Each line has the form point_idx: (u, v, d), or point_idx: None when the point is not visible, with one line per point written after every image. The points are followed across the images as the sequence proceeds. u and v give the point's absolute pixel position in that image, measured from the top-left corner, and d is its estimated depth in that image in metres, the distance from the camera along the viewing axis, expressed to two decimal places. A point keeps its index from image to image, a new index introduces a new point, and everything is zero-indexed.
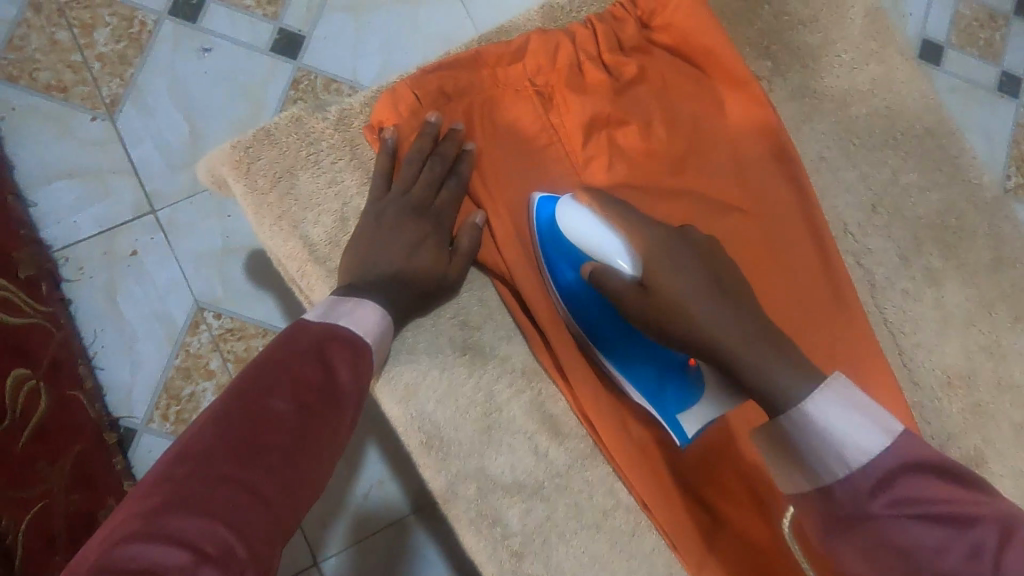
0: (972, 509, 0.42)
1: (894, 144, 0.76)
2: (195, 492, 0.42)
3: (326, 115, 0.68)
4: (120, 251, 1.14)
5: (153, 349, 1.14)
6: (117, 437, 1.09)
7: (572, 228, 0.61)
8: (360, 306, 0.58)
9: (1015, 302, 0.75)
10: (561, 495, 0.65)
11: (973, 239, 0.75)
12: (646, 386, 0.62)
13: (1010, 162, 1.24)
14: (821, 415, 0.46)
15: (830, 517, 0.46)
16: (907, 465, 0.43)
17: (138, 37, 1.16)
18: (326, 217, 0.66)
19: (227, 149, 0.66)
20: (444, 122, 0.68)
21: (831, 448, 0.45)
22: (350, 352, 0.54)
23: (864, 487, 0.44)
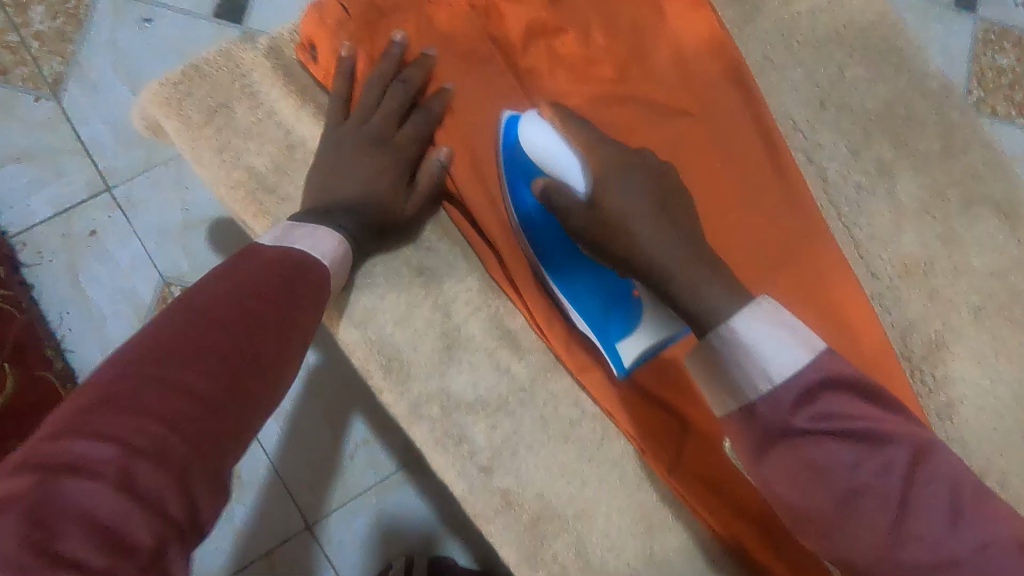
0: (888, 429, 0.43)
1: (839, 39, 0.75)
2: (127, 391, 0.39)
3: (255, 45, 0.66)
4: (77, 231, 1.11)
5: (121, 328, 1.11)
6: None
7: (529, 138, 0.60)
8: (317, 231, 0.57)
9: (967, 188, 0.75)
10: (526, 409, 0.66)
11: (923, 128, 0.75)
12: (591, 309, 0.63)
13: (971, 77, 1.20)
14: (746, 329, 0.45)
15: (756, 428, 0.45)
16: (833, 379, 0.44)
17: (74, 12, 1.13)
18: (268, 147, 0.65)
19: (156, 89, 0.64)
20: (377, 39, 0.64)
21: (751, 359, 0.44)
22: (305, 271, 0.52)
23: (785, 403, 0.43)
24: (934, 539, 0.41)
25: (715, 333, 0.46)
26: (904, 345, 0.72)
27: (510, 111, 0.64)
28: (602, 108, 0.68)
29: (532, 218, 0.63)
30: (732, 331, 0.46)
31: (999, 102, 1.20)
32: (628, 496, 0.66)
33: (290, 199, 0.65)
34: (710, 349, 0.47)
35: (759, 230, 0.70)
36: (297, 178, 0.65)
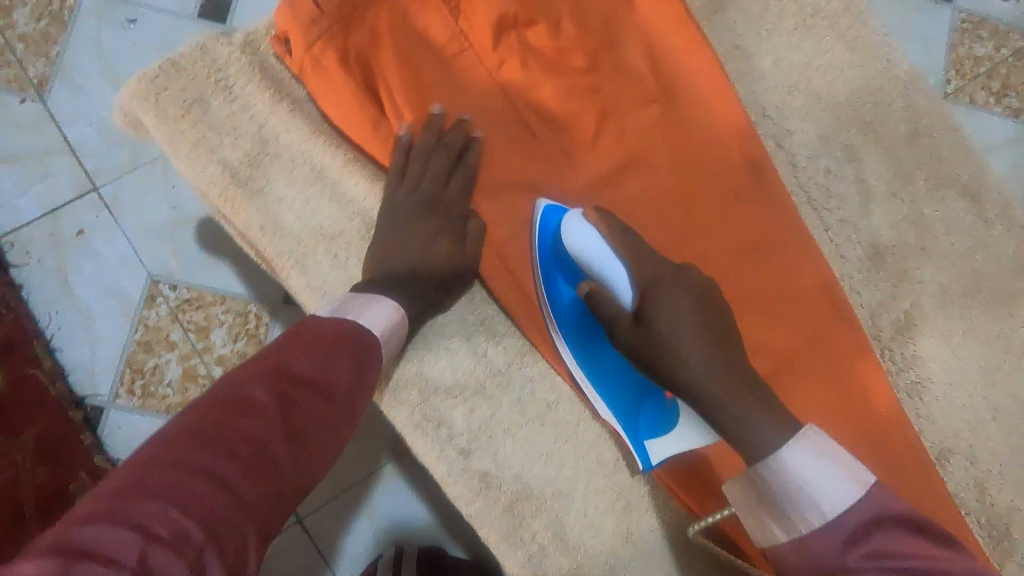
0: (947, 566, 0.45)
1: (806, 27, 0.76)
2: (161, 474, 0.42)
3: (231, 40, 0.67)
4: (65, 231, 1.12)
5: (111, 326, 1.12)
6: (83, 414, 1.08)
7: (574, 245, 0.62)
8: (375, 302, 0.60)
9: (933, 172, 0.77)
10: (503, 393, 0.67)
11: (890, 113, 0.77)
12: (619, 402, 0.65)
13: (948, 68, 1.17)
14: (795, 468, 0.49)
15: (806, 563, 0.48)
16: (887, 520, 0.46)
17: (59, 14, 1.14)
18: (243, 141, 0.66)
19: (134, 83, 0.66)
20: (350, 34, 0.64)
21: (802, 493, 0.48)
22: (349, 349, 0.55)
23: (838, 540, 0.47)
24: None
25: (762, 468, 0.51)
26: (873, 325, 0.74)
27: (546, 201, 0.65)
28: (570, 103, 0.70)
29: (566, 312, 0.65)
30: (782, 463, 0.49)
31: (977, 91, 1.17)
32: (605, 477, 0.67)
33: (262, 192, 0.66)
34: (759, 475, 0.51)
35: (727, 217, 0.71)
36: (268, 171, 0.66)
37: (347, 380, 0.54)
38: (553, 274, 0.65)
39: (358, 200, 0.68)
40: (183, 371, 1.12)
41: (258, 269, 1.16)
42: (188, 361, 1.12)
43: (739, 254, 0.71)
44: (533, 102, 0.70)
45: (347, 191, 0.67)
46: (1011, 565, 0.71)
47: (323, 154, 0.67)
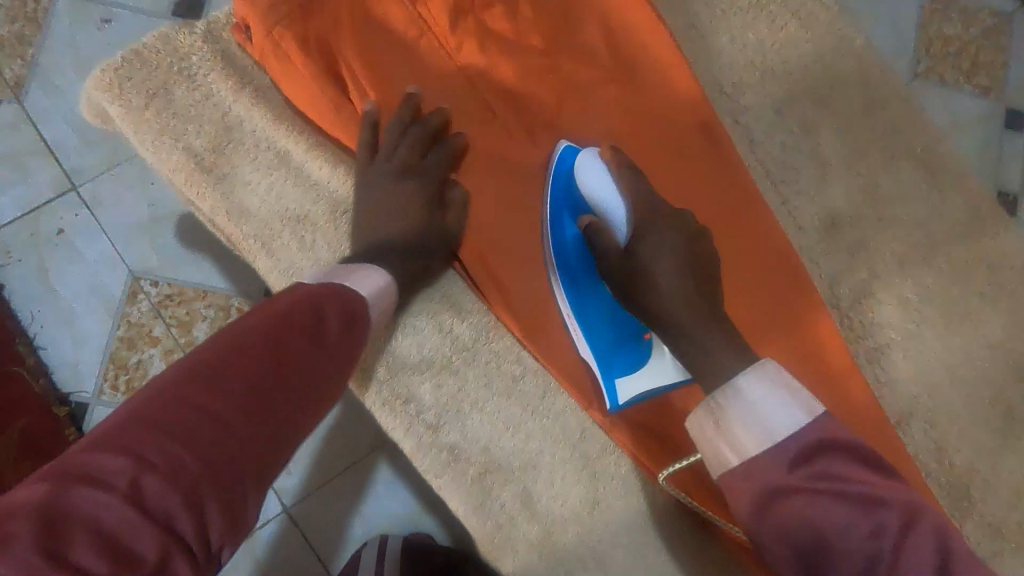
0: (882, 493, 0.42)
1: (759, 6, 0.78)
2: (157, 407, 0.39)
3: (193, 29, 0.68)
4: (45, 231, 1.13)
5: (91, 324, 1.13)
6: (68, 410, 1.10)
7: (585, 181, 0.66)
8: (367, 270, 0.58)
9: (887, 144, 0.79)
10: (469, 368, 0.69)
11: (843, 88, 0.79)
12: (601, 340, 0.66)
13: (918, 47, 1.14)
14: (745, 387, 0.51)
15: (747, 486, 0.47)
16: (828, 446, 0.46)
17: (34, 15, 1.15)
18: (207, 128, 0.67)
19: (98, 74, 0.67)
20: (309, 19, 0.66)
21: (748, 408, 0.49)
22: (344, 301, 0.52)
23: (781, 458, 0.46)
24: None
25: (718, 395, 0.52)
26: (833, 294, 0.76)
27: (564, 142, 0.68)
28: (529, 83, 0.71)
29: (566, 248, 0.66)
30: (734, 388, 0.51)
31: (949, 71, 1.15)
32: (571, 447, 0.69)
33: (227, 177, 0.67)
34: (713, 400, 0.52)
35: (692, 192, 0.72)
36: (233, 157, 0.68)
37: (340, 332, 0.50)
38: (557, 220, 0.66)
39: (323, 183, 0.69)
40: (166, 366, 1.13)
41: (237, 262, 1.16)
42: (171, 356, 1.13)
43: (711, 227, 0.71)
44: (493, 84, 0.70)
45: (311, 174, 0.68)
46: (970, 522, 0.73)
47: (286, 139, 0.68)
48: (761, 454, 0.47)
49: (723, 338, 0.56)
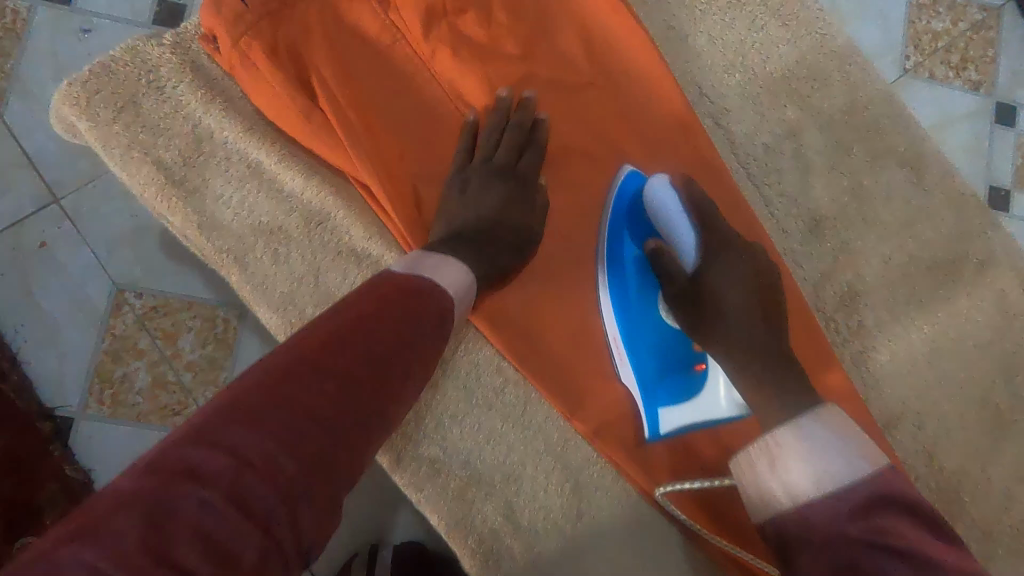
0: (944, 559, 0.40)
1: (739, 6, 0.77)
2: (258, 406, 0.41)
3: (161, 41, 0.67)
4: (27, 244, 1.10)
5: (77, 335, 1.10)
6: (53, 427, 1.06)
7: (654, 206, 0.65)
8: (446, 263, 0.57)
9: (871, 143, 0.78)
10: (449, 380, 0.68)
11: (826, 87, 0.77)
12: (648, 367, 0.67)
13: (906, 42, 1.12)
14: (808, 434, 0.48)
15: (798, 525, 0.45)
16: (885, 503, 0.44)
17: (11, 26, 1.12)
18: (178, 141, 0.66)
19: (65, 88, 0.65)
20: (276, 27, 0.63)
21: (813, 457, 0.47)
22: (434, 301, 0.53)
23: (842, 513, 0.43)
24: None
25: (771, 434, 0.49)
26: (817, 297, 0.75)
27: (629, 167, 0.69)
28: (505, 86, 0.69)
29: (625, 267, 0.68)
30: (795, 433, 0.48)
31: (936, 65, 1.13)
32: (554, 458, 0.68)
33: (199, 191, 0.66)
34: (770, 443, 0.49)
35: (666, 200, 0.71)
36: (204, 170, 0.66)
37: (428, 328, 0.52)
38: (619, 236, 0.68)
39: (296, 194, 0.67)
40: (153, 379, 1.10)
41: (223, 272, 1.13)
42: (158, 369, 1.10)
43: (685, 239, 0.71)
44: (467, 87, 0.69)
45: (284, 185, 0.67)
46: (961, 525, 0.72)
47: (258, 150, 0.67)
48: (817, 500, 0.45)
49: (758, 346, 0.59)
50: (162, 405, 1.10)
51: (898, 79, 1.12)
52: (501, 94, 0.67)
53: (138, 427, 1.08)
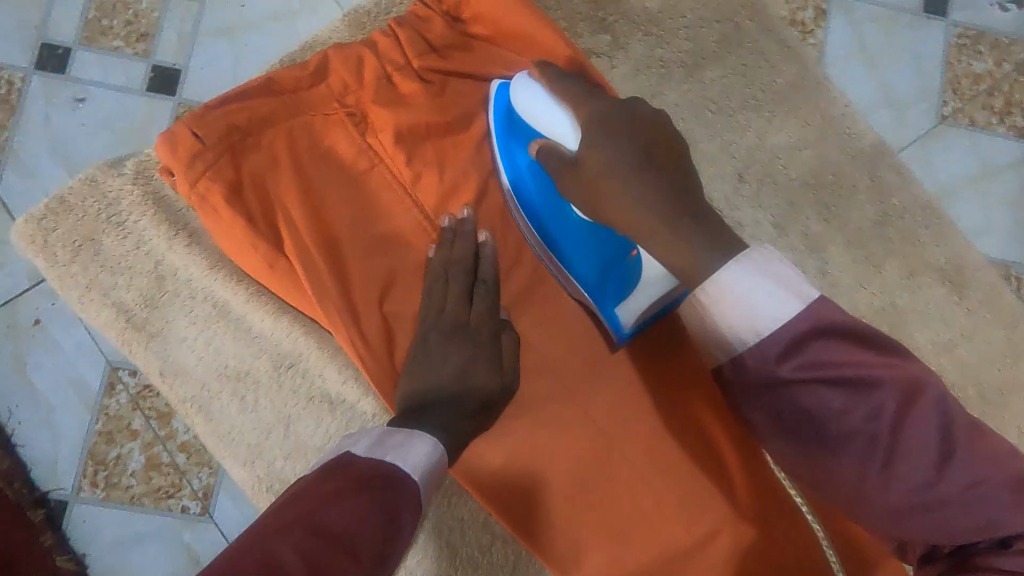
0: (876, 374, 0.40)
1: (756, 106, 0.70)
2: None
3: (122, 171, 0.62)
4: (21, 321, 0.91)
5: (73, 419, 0.91)
6: (45, 513, 0.89)
7: (523, 105, 0.58)
8: (412, 437, 0.49)
9: (905, 256, 0.70)
10: (431, 538, 0.65)
11: (854, 195, 0.70)
12: (587, 274, 0.61)
13: (944, 87, 1.00)
14: (732, 284, 0.40)
15: (739, 378, 0.42)
16: (824, 331, 0.40)
17: (7, 99, 0.93)
18: (138, 280, 0.62)
19: (20, 224, 0.62)
20: (241, 165, 0.58)
21: (741, 315, 0.40)
22: (398, 495, 0.43)
23: (774, 356, 0.40)
24: (920, 484, 0.40)
25: (698, 292, 0.42)
26: None
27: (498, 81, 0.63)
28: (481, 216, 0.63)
29: (525, 182, 0.61)
30: (717, 285, 0.41)
31: (978, 110, 1.00)
32: None
33: (161, 334, 0.63)
34: (695, 303, 0.42)
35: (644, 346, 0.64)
36: (167, 312, 0.63)
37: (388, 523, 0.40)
38: (508, 157, 0.62)
39: (265, 335, 0.63)
40: (147, 461, 0.91)
41: None
42: (151, 450, 0.91)
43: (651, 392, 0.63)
44: (432, 219, 0.63)
45: (251, 326, 0.62)
46: None
47: (222, 289, 0.62)
48: (754, 350, 0.40)
49: (651, 193, 0.47)
50: (155, 489, 0.90)
51: (934, 127, 0.99)
52: (444, 223, 0.61)
53: (130, 512, 0.90)
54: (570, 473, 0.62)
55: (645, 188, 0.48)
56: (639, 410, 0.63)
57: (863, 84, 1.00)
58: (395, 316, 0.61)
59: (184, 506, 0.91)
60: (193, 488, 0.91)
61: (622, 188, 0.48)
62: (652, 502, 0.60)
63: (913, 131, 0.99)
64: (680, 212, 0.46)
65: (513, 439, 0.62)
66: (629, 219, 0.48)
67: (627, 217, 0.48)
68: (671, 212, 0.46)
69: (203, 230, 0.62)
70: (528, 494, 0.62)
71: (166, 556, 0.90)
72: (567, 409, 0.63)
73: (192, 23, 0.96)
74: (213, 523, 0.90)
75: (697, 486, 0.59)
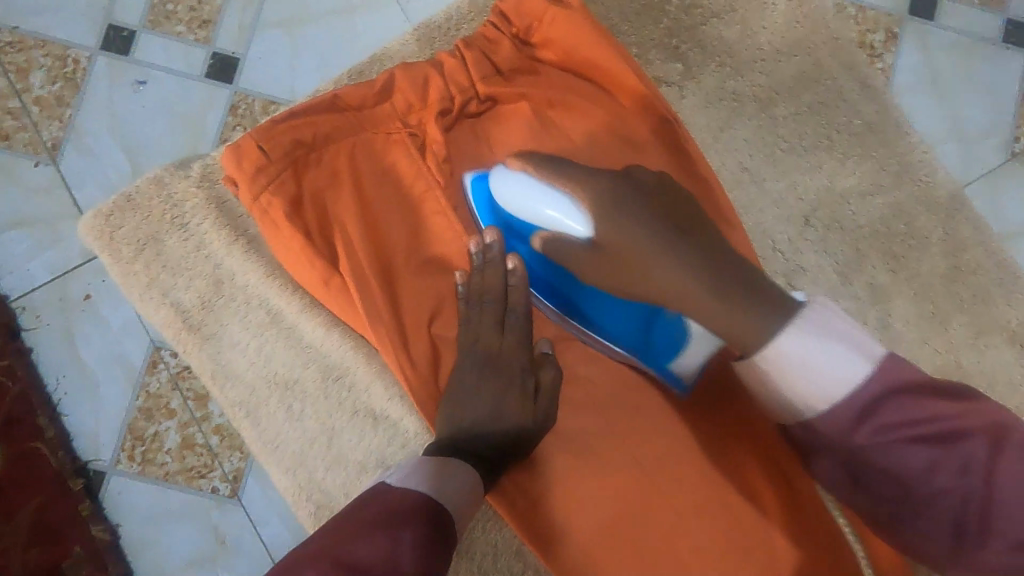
0: (960, 424, 0.38)
1: (827, 145, 0.69)
2: None
3: (188, 173, 0.64)
4: (73, 295, 0.91)
5: (115, 393, 0.91)
6: (84, 482, 0.90)
7: (510, 199, 0.57)
8: (445, 469, 0.49)
9: (975, 315, 0.68)
10: (463, 557, 0.67)
11: (925, 247, 0.68)
12: (629, 340, 0.62)
13: (1018, 123, 0.95)
14: (798, 354, 0.41)
15: (813, 438, 0.43)
16: (895, 390, 0.39)
17: (74, 77, 0.93)
18: (197, 282, 0.64)
19: (88, 218, 0.63)
20: (303, 179, 0.59)
21: (808, 381, 0.41)
22: (425, 523, 0.42)
23: (843, 421, 0.40)
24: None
25: (759, 356, 0.43)
26: None
27: (470, 174, 0.62)
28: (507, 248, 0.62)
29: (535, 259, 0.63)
30: (780, 354, 0.41)
31: None
32: None
33: (215, 336, 0.64)
34: (759, 372, 0.43)
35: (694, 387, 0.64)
36: (221, 315, 0.64)
37: (412, 556, 0.39)
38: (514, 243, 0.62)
39: (314, 345, 0.64)
40: (182, 441, 0.92)
41: None
42: (187, 431, 0.92)
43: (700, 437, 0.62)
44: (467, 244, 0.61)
45: (302, 336, 0.64)
46: None
47: (278, 299, 0.64)
48: (828, 413, 0.41)
49: (690, 266, 0.48)
50: (189, 468, 0.91)
51: (1004, 164, 0.94)
52: (472, 250, 0.60)
53: (166, 490, 0.91)
54: (611, 516, 0.61)
55: (675, 250, 0.49)
56: (682, 457, 0.61)
57: (932, 113, 0.95)
58: (445, 337, 0.61)
59: (215, 487, 0.91)
60: (224, 470, 0.92)
61: (661, 258, 0.49)
62: (690, 551, 0.59)
63: (981, 165, 0.94)
64: (716, 284, 0.46)
65: (551, 471, 0.62)
66: (672, 296, 0.48)
67: (674, 289, 0.48)
68: (718, 287, 0.46)
69: (263, 239, 0.63)
70: (567, 532, 0.62)
71: (197, 534, 0.91)
72: (609, 446, 0.62)
73: (254, 12, 0.96)
74: (242, 507, 0.92)
75: (749, 536, 0.57)
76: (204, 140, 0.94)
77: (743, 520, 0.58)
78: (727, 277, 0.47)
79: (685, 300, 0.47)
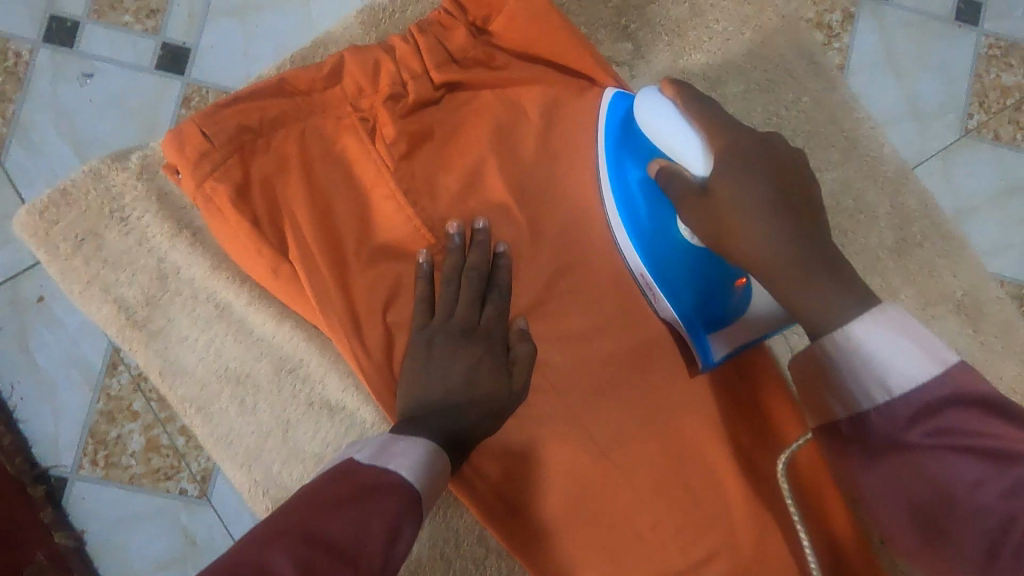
0: (1014, 448, 0.38)
1: (778, 123, 0.70)
2: None
3: (127, 165, 0.62)
4: (24, 298, 0.88)
5: (74, 397, 0.89)
6: (45, 489, 0.87)
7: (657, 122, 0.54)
8: (413, 448, 0.48)
9: (923, 286, 0.69)
10: (428, 544, 0.67)
11: (874, 221, 0.70)
12: (684, 299, 0.59)
13: (971, 99, 0.97)
14: (866, 341, 0.42)
15: (858, 436, 0.43)
16: (965, 398, 0.40)
17: (15, 71, 0.89)
18: (141, 277, 0.62)
19: (21, 214, 0.61)
20: (249, 165, 0.57)
21: (867, 370, 0.41)
22: (397, 499, 0.41)
23: (901, 414, 0.40)
24: None
25: (829, 338, 0.44)
26: None
27: (613, 91, 0.62)
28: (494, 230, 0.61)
29: (630, 194, 0.59)
30: (851, 340, 0.43)
31: (1004, 125, 0.97)
32: None
33: (161, 332, 0.63)
34: (824, 353, 0.44)
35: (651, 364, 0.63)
36: (168, 310, 0.63)
37: (378, 530, 0.38)
38: (619, 173, 0.60)
39: (266, 338, 0.63)
40: (146, 443, 0.89)
41: None
42: (151, 432, 0.89)
43: (657, 414, 0.62)
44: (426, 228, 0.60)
45: (253, 329, 0.63)
46: None
47: (226, 291, 0.63)
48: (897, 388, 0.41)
49: (790, 233, 0.47)
50: (154, 470, 0.89)
51: (957, 140, 0.96)
52: (450, 232, 0.59)
53: (131, 493, 0.89)
54: (573, 497, 0.61)
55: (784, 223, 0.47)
56: (643, 438, 0.62)
57: (887, 92, 0.96)
58: (402, 324, 0.60)
59: (182, 488, 0.90)
60: (192, 471, 0.90)
61: (762, 218, 0.47)
62: (650, 525, 0.60)
63: (934, 142, 0.96)
64: (809, 255, 0.46)
65: (513, 457, 0.62)
66: (769, 256, 0.47)
67: (768, 259, 0.47)
68: (810, 252, 0.46)
69: (208, 232, 0.62)
70: (528, 514, 0.62)
71: (163, 537, 0.89)
72: (571, 429, 0.61)
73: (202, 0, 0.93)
74: (210, 507, 0.90)
75: (704, 507, 0.60)
76: (155, 133, 0.91)
77: (697, 498, 0.60)
78: (825, 254, 0.47)
79: (769, 257, 0.47)
